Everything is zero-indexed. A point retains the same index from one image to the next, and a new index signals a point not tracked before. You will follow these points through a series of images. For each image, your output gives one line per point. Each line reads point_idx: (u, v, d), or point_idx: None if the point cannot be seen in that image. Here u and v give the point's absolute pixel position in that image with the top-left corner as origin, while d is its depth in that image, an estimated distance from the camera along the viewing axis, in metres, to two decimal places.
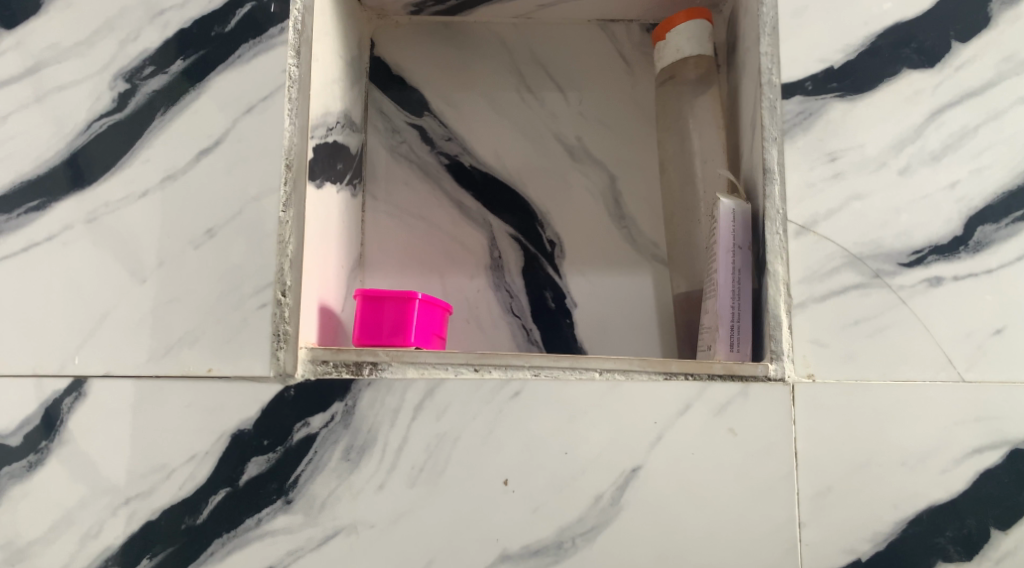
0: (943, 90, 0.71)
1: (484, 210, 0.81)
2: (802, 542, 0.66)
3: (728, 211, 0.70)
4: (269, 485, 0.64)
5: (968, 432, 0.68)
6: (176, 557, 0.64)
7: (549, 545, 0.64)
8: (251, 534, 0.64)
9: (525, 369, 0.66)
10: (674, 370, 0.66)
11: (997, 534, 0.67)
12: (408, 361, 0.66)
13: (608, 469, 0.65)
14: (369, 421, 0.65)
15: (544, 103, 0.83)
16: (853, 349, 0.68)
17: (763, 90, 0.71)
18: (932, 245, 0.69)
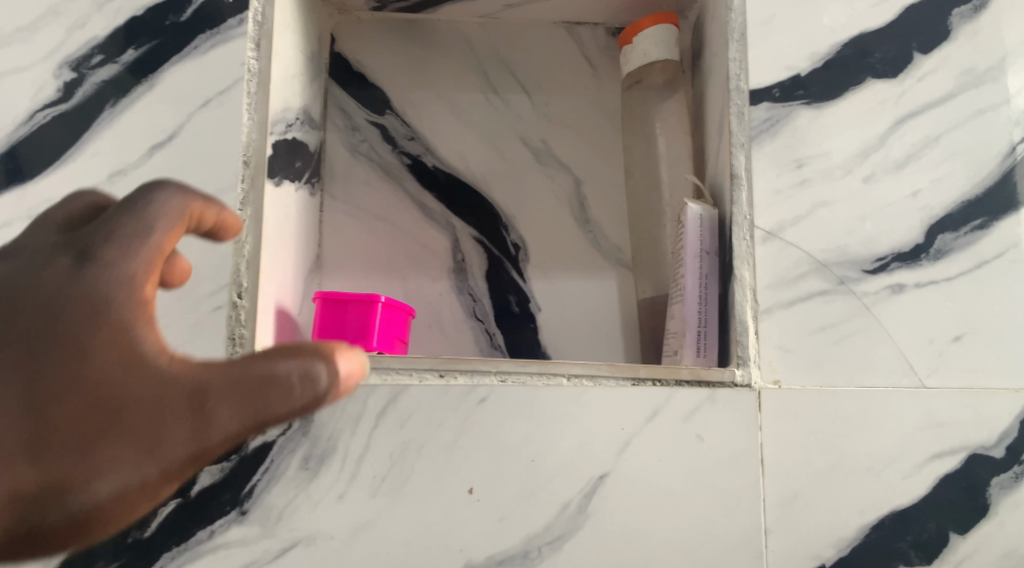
0: (907, 99, 0.71)
1: (447, 212, 0.80)
2: (768, 548, 0.65)
3: (696, 216, 0.69)
4: (223, 495, 0.61)
5: (929, 439, 0.68)
6: None
7: (515, 555, 0.63)
8: (203, 547, 0.61)
9: (492, 375, 0.64)
10: (642, 375, 0.65)
11: (956, 539, 0.68)
12: (369, 367, 0.63)
13: (576, 476, 0.64)
14: (329, 429, 0.62)
15: (510, 104, 0.83)
16: (818, 356, 0.68)
17: (731, 95, 0.70)
18: (895, 252, 0.70)
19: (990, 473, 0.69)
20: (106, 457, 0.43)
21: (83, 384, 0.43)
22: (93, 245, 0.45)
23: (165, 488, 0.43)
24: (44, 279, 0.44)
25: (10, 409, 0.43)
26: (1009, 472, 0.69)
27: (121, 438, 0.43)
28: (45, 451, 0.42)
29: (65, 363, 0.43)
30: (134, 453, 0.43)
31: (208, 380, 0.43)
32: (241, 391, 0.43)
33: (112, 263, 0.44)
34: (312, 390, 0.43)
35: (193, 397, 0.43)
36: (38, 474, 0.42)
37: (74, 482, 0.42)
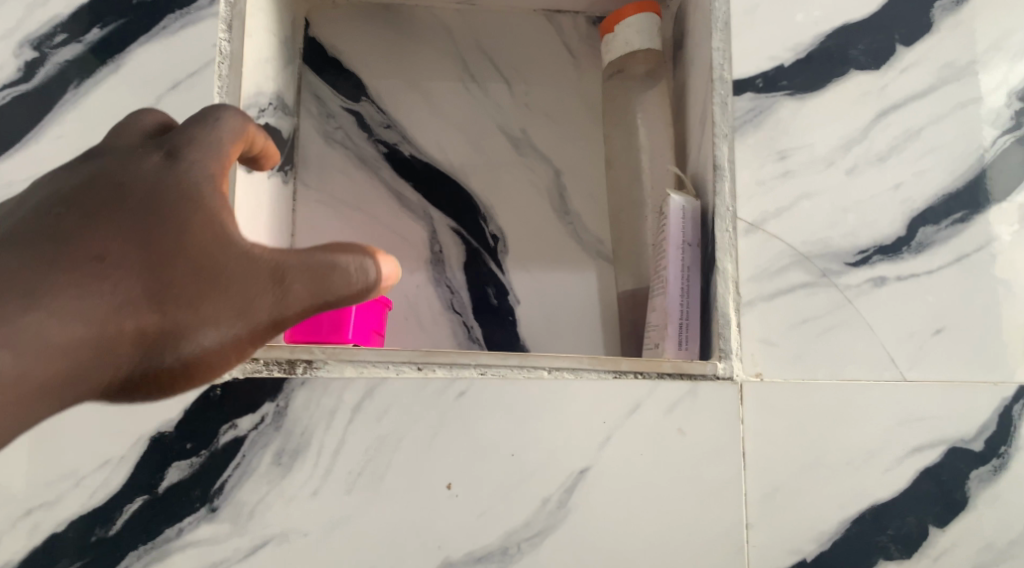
0: (889, 91, 0.71)
1: (425, 202, 0.79)
2: (749, 543, 0.65)
3: (679, 207, 0.68)
4: (192, 492, 0.59)
5: (909, 432, 0.68)
6: None
7: (493, 552, 0.61)
8: (171, 546, 0.58)
9: (471, 367, 0.63)
10: (624, 368, 0.64)
11: (935, 533, 0.68)
12: (345, 359, 0.61)
13: (556, 471, 0.63)
14: (303, 423, 0.60)
15: (488, 92, 0.82)
16: (800, 349, 0.67)
17: (715, 85, 0.69)
18: (877, 245, 0.69)
19: (969, 467, 0.69)
20: (197, 314, 0.43)
21: (170, 261, 0.43)
22: (180, 134, 0.45)
23: (243, 350, 0.44)
24: (135, 167, 0.45)
25: (115, 276, 0.42)
26: (988, 465, 0.69)
27: (204, 305, 0.43)
28: (149, 304, 0.43)
29: (160, 237, 0.43)
30: (225, 310, 0.43)
31: (273, 260, 0.44)
32: (302, 279, 0.44)
33: (193, 147, 0.45)
34: (357, 285, 0.45)
35: (270, 269, 0.44)
36: (138, 321, 0.42)
37: (166, 338, 0.43)
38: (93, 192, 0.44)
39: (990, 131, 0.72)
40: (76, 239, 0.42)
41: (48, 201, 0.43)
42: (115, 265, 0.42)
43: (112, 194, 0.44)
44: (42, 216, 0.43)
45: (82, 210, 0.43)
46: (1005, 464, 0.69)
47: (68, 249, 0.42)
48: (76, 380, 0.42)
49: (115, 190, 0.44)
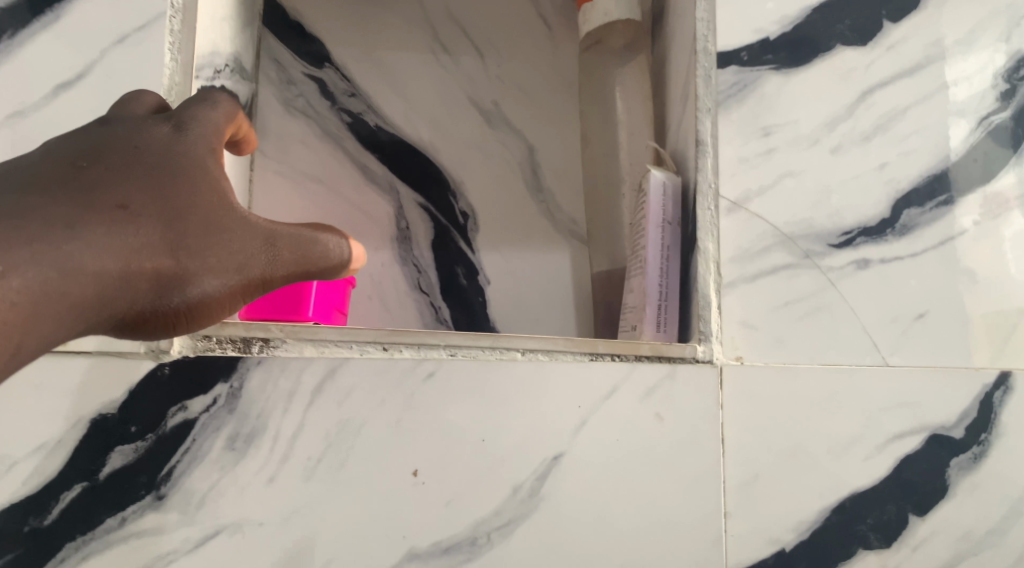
0: (875, 69, 0.69)
1: (391, 175, 0.76)
2: (727, 532, 0.62)
3: (659, 183, 0.66)
4: (137, 478, 0.54)
5: (891, 419, 0.66)
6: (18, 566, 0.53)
7: (461, 542, 0.58)
8: (113, 536, 0.54)
9: (441, 349, 0.59)
10: (601, 350, 0.61)
11: (915, 521, 0.66)
12: (305, 337, 0.57)
13: (529, 457, 0.59)
14: (259, 406, 0.56)
15: (459, 63, 0.79)
16: (782, 332, 0.65)
17: (697, 58, 0.66)
18: (861, 226, 0.67)
19: (950, 454, 0.67)
20: (201, 263, 0.48)
21: (181, 215, 0.48)
22: (184, 111, 0.50)
23: (233, 301, 0.49)
24: (148, 136, 0.49)
25: (136, 224, 0.47)
26: (969, 453, 0.67)
27: (210, 256, 0.48)
28: (160, 250, 0.47)
29: (172, 193, 0.48)
30: (225, 264, 0.48)
31: (269, 227, 0.49)
32: (290, 250, 0.50)
33: (199, 123, 0.50)
34: (335, 258, 0.51)
35: (264, 235, 0.49)
36: (150, 264, 0.47)
37: (171, 282, 0.47)
38: (113, 150, 0.48)
39: (977, 112, 0.71)
40: (100, 187, 0.46)
41: (72, 152, 0.47)
42: (136, 214, 0.47)
43: (131, 154, 0.48)
44: (66, 165, 0.47)
45: (104, 163, 0.47)
46: (985, 452, 0.67)
47: (94, 194, 0.46)
48: (94, 309, 0.45)
49: (131, 151, 0.48)
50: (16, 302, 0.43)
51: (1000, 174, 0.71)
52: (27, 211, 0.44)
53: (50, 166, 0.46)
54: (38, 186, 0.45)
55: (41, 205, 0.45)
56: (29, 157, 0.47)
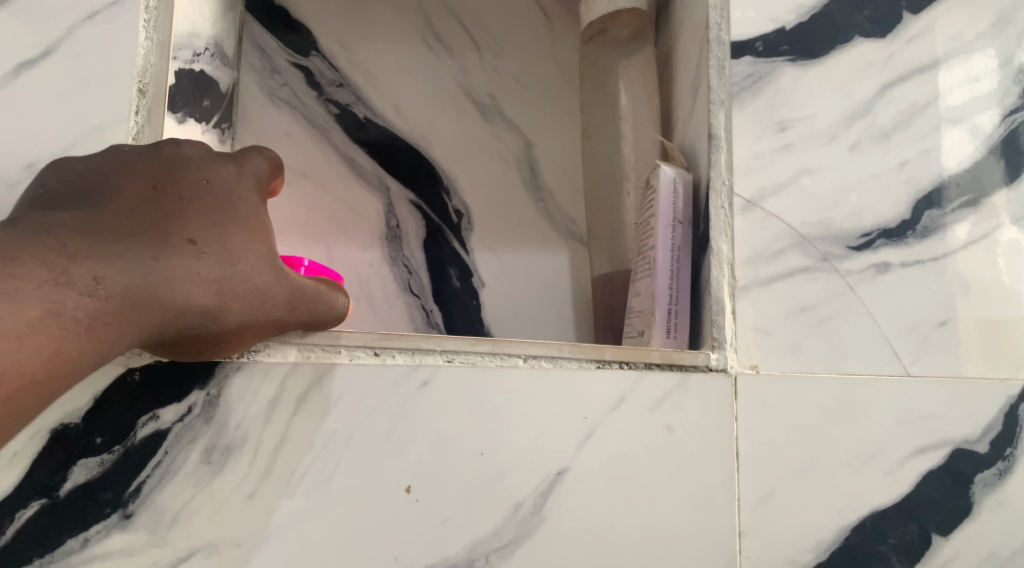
0: (895, 62, 0.65)
1: (380, 171, 0.72)
2: (742, 553, 0.58)
3: (670, 180, 0.62)
4: (102, 495, 0.49)
5: (913, 432, 0.62)
6: None
7: (458, 564, 0.53)
8: (74, 559, 0.48)
9: (437, 354, 0.54)
10: (609, 357, 0.57)
11: (938, 541, 0.62)
12: (289, 341, 0.52)
13: (532, 471, 0.55)
14: (238, 416, 0.51)
15: (454, 53, 0.75)
16: (799, 339, 0.61)
17: (711, 47, 0.62)
18: (881, 228, 0.63)
19: (973, 470, 0.63)
20: (239, 304, 0.48)
21: (236, 255, 0.49)
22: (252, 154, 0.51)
23: (257, 339, 0.50)
24: (219, 173, 0.50)
25: (196, 258, 0.47)
26: (993, 468, 0.64)
27: (248, 297, 0.49)
28: (208, 286, 0.47)
29: (232, 231, 0.49)
30: (257, 311, 0.49)
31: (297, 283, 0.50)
32: (310, 309, 0.51)
33: (260, 171, 0.51)
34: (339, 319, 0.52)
35: (292, 289, 0.50)
36: (196, 299, 0.47)
37: (208, 318, 0.48)
38: (186, 180, 0.49)
39: (973, 118, 0.66)
40: (170, 217, 0.48)
41: (148, 173, 0.48)
42: (199, 249, 0.48)
43: (201, 188, 0.49)
44: (143, 186, 0.48)
45: (177, 192, 0.48)
46: (1010, 467, 0.64)
47: (165, 223, 0.47)
48: (145, 335, 0.47)
49: (202, 184, 0.49)
50: (98, 326, 0.45)
51: (999, 187, 0.66)
52: (104, 231, 0.46)
53: (126, 184, 0.47)
54: (115, 205, 0.47)
55: (115, 226, 0.46)
56: (108, 167, 0.48)
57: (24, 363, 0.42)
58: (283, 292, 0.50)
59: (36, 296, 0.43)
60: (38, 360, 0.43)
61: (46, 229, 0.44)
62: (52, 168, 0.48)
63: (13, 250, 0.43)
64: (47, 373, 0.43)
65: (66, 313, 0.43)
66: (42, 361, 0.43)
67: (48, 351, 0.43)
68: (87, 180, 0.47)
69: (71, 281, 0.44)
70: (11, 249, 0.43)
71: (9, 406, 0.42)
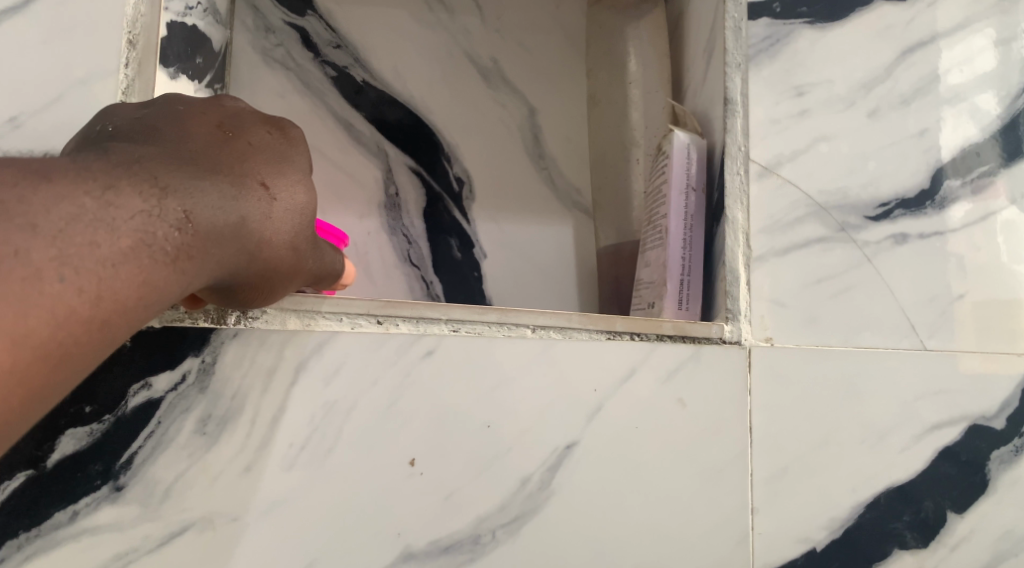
0: (915, 26, 0.63)
1: (379, 137, 0.69)
2: (754, 530, 0.56)
3: (683, 145, 0.59)
4: (92, 466, 0.46)
5: (929, 407, 0.60)
6: None
7: (463, 540, 0.51)
8: (62, 533, 0.46)
9: (442, 324, 0.52)
10: (620, 329, 0.55)
11: (953, 519, 0.61)
12: (288, 308, 0.50)
13: (540, 445, 0.53)
14: (234, 386, 0.48)
15: (455, 15, 0.72)
16: (814, 312, 0.59)
17: (727, 8, 0.60)
18: (899, 198, 0.62)
19: (989, 447, 0.62)
20: (288, 258, 0.45)
21: (303, 209, 0.46)
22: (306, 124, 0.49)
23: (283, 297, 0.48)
24: (287, 128, 0.47)
25: (270, 205, 0.44)
26: (1009, 445, 0.62)
27: (301, 251, 0.46)
28: (276, 236, 0.44)
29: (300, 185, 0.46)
30: (298, 266, 0.46)
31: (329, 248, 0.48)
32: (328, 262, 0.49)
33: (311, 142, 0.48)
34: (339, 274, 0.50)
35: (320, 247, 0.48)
36: (262, 246, 0.44)
37: (263, 268, 0.44)
38: (252, 129, 0.46)
39: (972, 99, 0.64)
40: (243, 160, 0.44)
41: (217, 116, 0.45)
42: (272, 195, 0.44)
43: (267, 139, 0.46)
44: (213, 127, 0.45)
45: (247, 137, 0.45)
46: None
47: (237, 166, 0.44)
48: (218, 277, 0.43)
49: (265, 136, 0.46)
50: (184, 261, 0.41)
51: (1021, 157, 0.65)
52: (188, 165, 0.42)
53: (195, 125, 0.44)
54: (188, 144, 0.43)
55: (192, 164, 0.43)
56: (175, 110, 0.45)
57: (118, 291, 0.39)
58: (311, 252, 0.47)
59: (128, 224, 0.40)
60: (127, 289, 0.39)
61: (130, 160, 0.41)
62: (103, 117, 0.45)
63: (106, 177, 0.40)
64: (136, 304, 0.40)
65: (156, 244, 0.40)
66: (132, 289, 0.39)
67: (137, 280, 0.40)
68: (159, 121, 0.44)
69: (161, 213, 0.41)
70: (104, 175, 0.40)
71: (101, 332, 0.39)
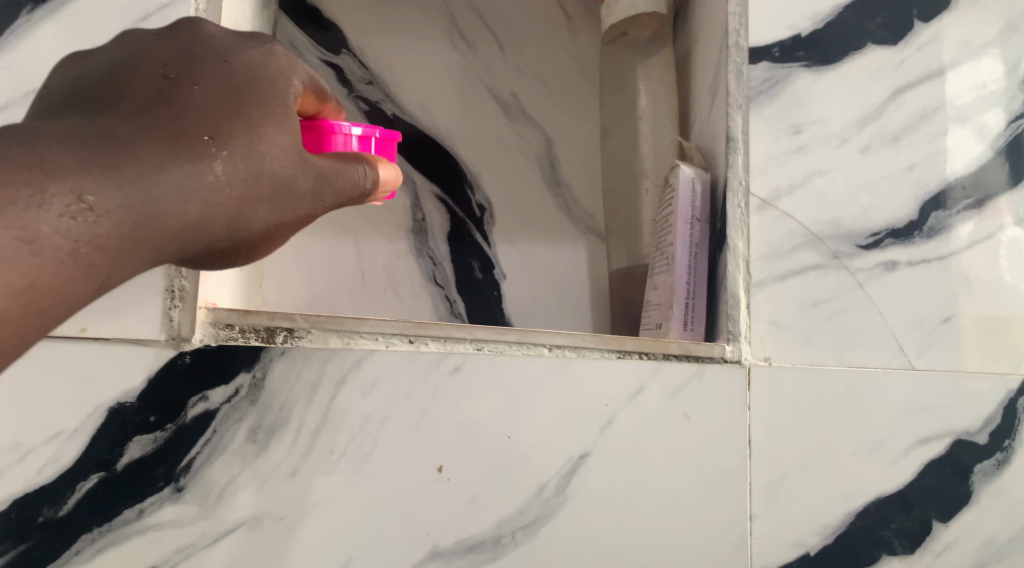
0: (906, 68, 0.68)
1: (407, 166, 0.74)
2: (753, 535, 0.61)
3: (689, 179, 0.64)
4: (156, 470, 0.52)
5: (916, 422, 0.65)
6: (29, 559, 0.50)
7: (486, 540, 0.56)
8: (130, 529, 0.51)
9: (467, 343, 0.57)
10: (629, 348, 0.60)
11: (939, 527, 0.65)
12: (330, 329, 0.55)
13: (556, 454, 0.58)
14: (282, 398, 0.54)
15: (479, 53, 0.78)
16: (810, 333, 0.64)
17: (730, 52, 0.65)
18: (889, 228, 0.66)
19: (973, 460, 0.66)
20: (264, 210, 0.48)
21: (261, 155, 0.47)
22: (277, 43, 0.50)
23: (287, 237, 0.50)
24: (240, 54, 0.48)
25: (215, 160, 0.46)
26: (993, 459, 0.67)
27: (280, 197, 0.48)
28: (230, 191, 0.47)
29: (252, 124, 0.47)
30: (283, 210, 0.49)
31: (319, 169, 0.49)
32: (335, 185, 0.50)
33: (294, 59, 0.50)
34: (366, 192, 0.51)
35: (316, 176, 0.49)
36: (219, 205, 0.46)
37: (236, 225, 0.47)
38: (202, 65, 0.48)
39: (965, 126, 0.69)
40: (181, 111, 0.46)
41: (162, 61, 0.47)
42: (217, 147, 0.46)
43: (219, 72, 0.48)
44: (153, 74, 0.47)
45: (190, 79, 0.47)
46: (1008, 458, 0.67)
47: (178, 122, 0.46)
48: (169, 249, 0.46)
49: (219, 68, 0.48)
50: (89, 251, 0.43)
51: (1004, 190, 0.70)
52: (106, 136, 0.45)
53: (139, 79, 0.47)
54: (125, 104, 0.46)
55: (122, 129, 0.45)
56: (117, 64, 0.47)
57: None
58: (293, 193, 0.49)
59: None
60: (6, 296, 0.41)
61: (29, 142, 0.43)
62: (60, 74, 0.48)
63: None
64: (22, 308, 0.41)
65: (43, 239, 0.42)
66: (11, 297, 0.41)
67: (22, 283, 0.41)
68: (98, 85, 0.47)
69: (51, 204, 0.42)
70: None
71: None
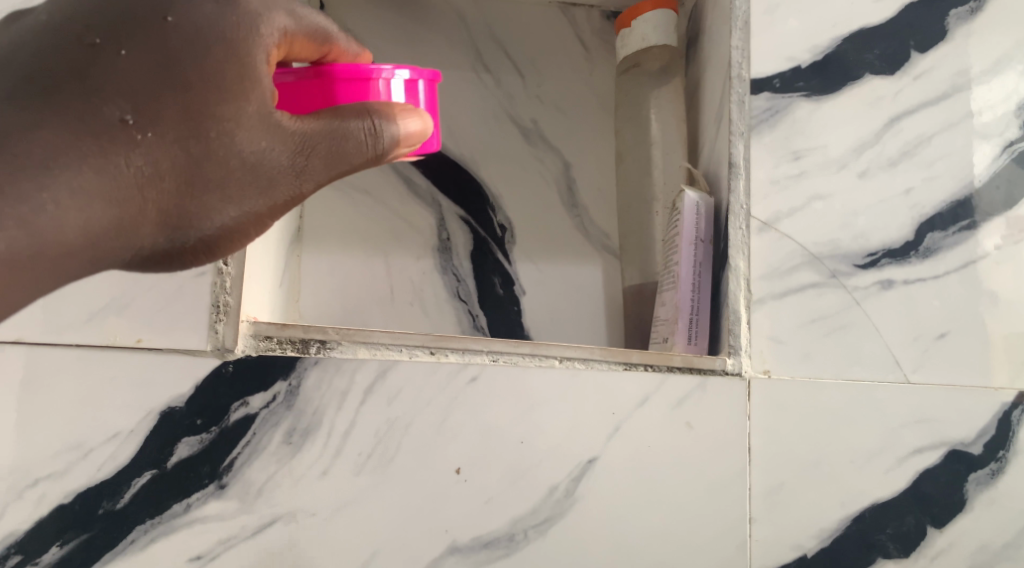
0: (902, 97, 0.72)
1: (433, 189, 0.80)
2: (752, 537, 0.65)
3: (693, 203, 0.69)
4: (201, 468, 0.57)
5: (911, 433, 0.69)
6: (91, 546, 0.56)
7: (500, 537, 0.61)
8: (179, 521, 0.57)
9: (483, 354, 0.62)
10: (635, 360, 0.64)
11: (933, 533, 0.69)
12: (357, 340, 0.60)
13: (566, 459, 0.63)
14: (314, 404, 0.59)
15: (501, 83, 0.83)
16: (809, 348, 0.68)
17: (732, 84, 0.69)
18: (886, 248, 0.70)
19: (967, 470, 0.70)
20: (214, 195, 0.49)
21: (197, 139, 0.48)
22: None
23: (260, 226, 0.51)
24: (183, 10, 0.49)
25: (142, 147, 0.47)
26: (987, 469, 0.70)
27: (243, 177, 0.50)
28: (163, 181, 0.48)
29: (197, 95, 0.48)
30: (246, 191, 0.50)
31: (294, 141, 0.51)
32: (326, 147, 0.51)
33: (266, 5, 0.50)
34: (360, 153, 0.52)
35: (289, 149, 0.50)
36: (154, 195, 0.48)
37: (187, 213, 0.49)
38: (140, 26, 0.48)
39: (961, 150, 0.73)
40: (106, 82, 0.47)
41: (86, 26, 0.47)
42: (141, 134, 0.47)
43: (152, 36, 0.48)
44: (77, 42, 0.47)
45: (119, 46, 0.47)
46: (1001, 468, 0.70)
47: (98, 99, 0.47)
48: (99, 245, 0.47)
49: (156, 29, 0.48)
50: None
51: (998, 213, 0.73)
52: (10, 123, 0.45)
53: (62, 47, 0.47)
54: (43, 74, 0.46)
55: (26, 114, 0.45)
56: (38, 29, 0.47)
57: None
58: (252, 173, 0.50)
59: None
60: None
61: None
62: None
63: None
64: None
65: None
66: None
67: None
68: (21, 50, 0.47)
69: None
70: None
71: None
